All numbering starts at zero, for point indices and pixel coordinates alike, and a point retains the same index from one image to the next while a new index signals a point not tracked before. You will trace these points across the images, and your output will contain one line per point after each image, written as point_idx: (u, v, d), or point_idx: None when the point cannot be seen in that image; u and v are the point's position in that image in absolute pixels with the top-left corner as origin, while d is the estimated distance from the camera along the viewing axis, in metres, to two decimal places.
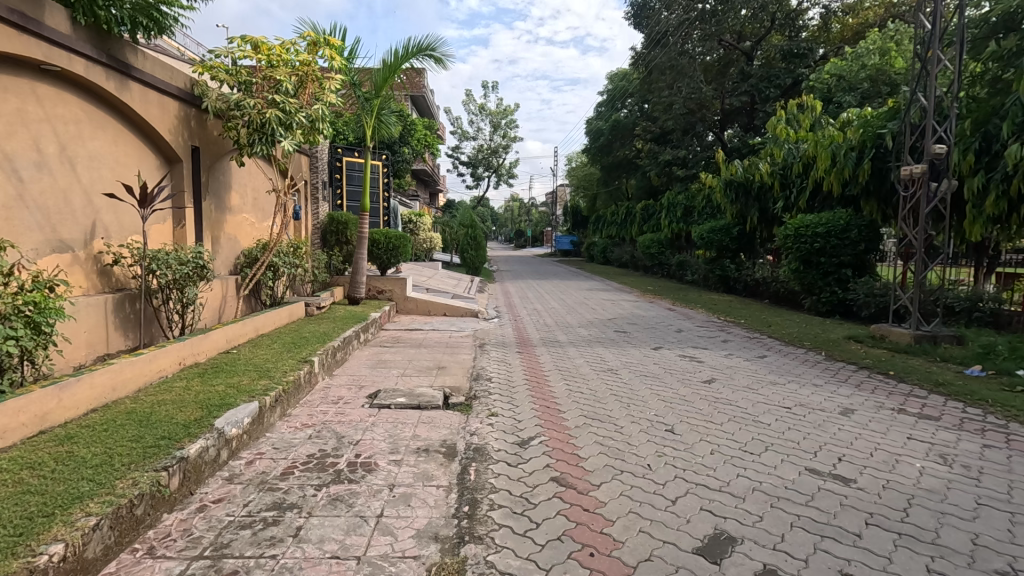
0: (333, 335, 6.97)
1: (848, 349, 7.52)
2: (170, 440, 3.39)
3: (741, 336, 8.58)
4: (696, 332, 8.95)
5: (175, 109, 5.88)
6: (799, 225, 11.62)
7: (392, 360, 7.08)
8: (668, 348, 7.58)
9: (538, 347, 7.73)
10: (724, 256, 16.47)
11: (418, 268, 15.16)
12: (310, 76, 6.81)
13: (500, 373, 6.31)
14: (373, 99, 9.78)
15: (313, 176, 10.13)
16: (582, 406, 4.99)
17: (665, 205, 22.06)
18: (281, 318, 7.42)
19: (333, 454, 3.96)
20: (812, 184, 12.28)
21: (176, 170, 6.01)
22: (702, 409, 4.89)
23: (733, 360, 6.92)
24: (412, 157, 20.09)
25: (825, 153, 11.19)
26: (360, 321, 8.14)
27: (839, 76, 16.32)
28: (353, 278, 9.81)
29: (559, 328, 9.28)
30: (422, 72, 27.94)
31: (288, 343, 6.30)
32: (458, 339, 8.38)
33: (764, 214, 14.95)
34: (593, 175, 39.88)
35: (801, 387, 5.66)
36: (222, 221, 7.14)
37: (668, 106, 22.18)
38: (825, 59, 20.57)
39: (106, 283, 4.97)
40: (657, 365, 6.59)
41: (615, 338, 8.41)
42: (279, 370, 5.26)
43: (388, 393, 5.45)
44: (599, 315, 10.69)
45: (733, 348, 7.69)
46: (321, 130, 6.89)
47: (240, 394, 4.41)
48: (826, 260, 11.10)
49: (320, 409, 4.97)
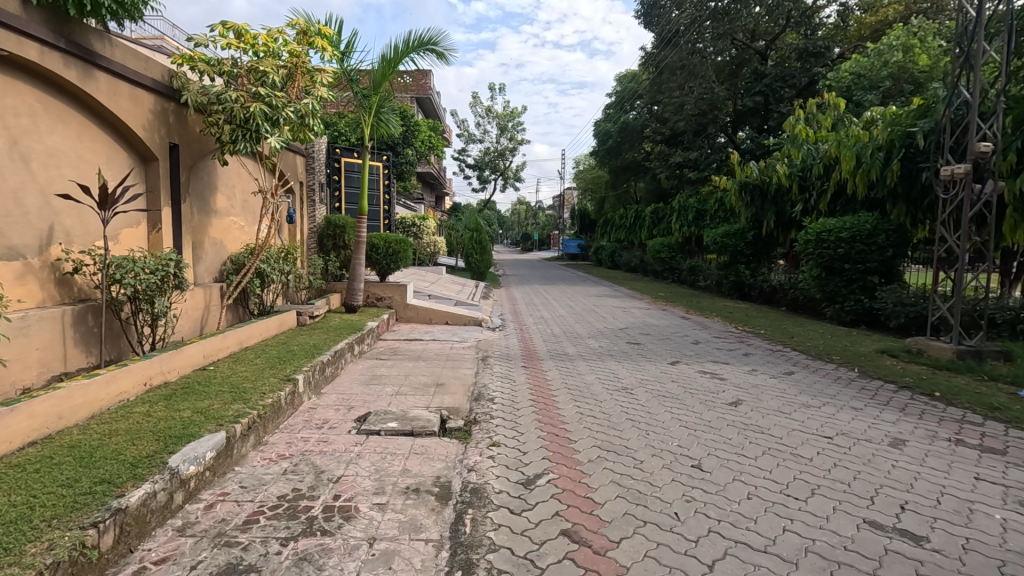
0: (323, 348, 6.44)
1: (883, 365, 6.91)
2: (108, 486, 2.84)
3: (764, 349, 7.98)
4: (715, 344, 8.36)
5: (150, 103, 5.38)
6: (821, 229, 11.02)
7: (387, 375, 6.54)
8: (685, 363, 7.01)
9: (545, 361, 7.17)
10: (739, 261, 15.86)
11: (421, 274, 14.66)
12: (299, 68, 6.33)
13: (503, 392, 5.76)
14: (371, 96, 9.29)
15: (309, 177, 9.65)
16: (595, 434, 4.43)
17: (675, 208, 21.47)
18: (270, 329, 6.92)
19: (308, 495, 3.41)
20: (835, 186, 11.70)
21: (152, 169, 5.52)
22: (731, 439, 4.31)
23: (759, 377, 6.34)
24: (416, 159, 19.62)
25: (850, 152, 10.69)
26: (356, 332, 7.61)
27: (859, 75, 15.70)
28: (350, 285, 9.30)
29: (568, 339, 8.73)
30: (428, 74, 27.52)
31: (273, 358, 5.78)
32: (460, 351, 7.84)
33: (780, 218, 14.31)
34: (602, 178, 39.31)
35: (839, 411, 5.07)
36: (205, 224, 6.66)
37: (679, 107, 21.63)
38: (842, 58, 19.94)
39: (65, 293, 4.47)
40: (674, 382, 6.03)
41: (628, 351, 7.84)
42: (257, 390, 4.72)
43: (380, 416, 4.93)
44: (609, 324, 10.13)
45: (756, 363, 7.10)
46: (312, 126, 6.41)
47: (208, 422, 3.87)
48: (850, 267, 10.49)
49: (301, 436, 4.43)
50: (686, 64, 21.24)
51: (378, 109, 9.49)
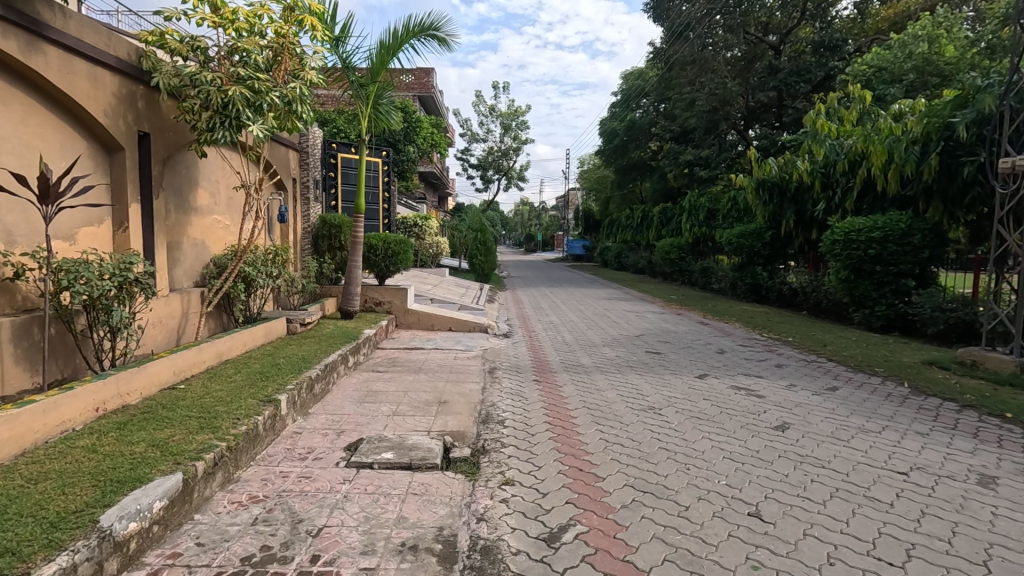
0: (312, 361, 5.78)
1: (935, 379, 6.21)
2: (10, 560, 2.18)
3: (796, 359, 7.30)
4: (742, 354, 7.68)
5: (113, 84, 4.73)
6: (849, 228, 10.32)
7: (384, 391, 5.88)
8: (715, 377, 6.33)
9: (559, 374, 6.50)
10: (755, 263, 15.15)
11: (423, 276, 14.02)
12: (286, 50, 5.67)
13: (514, 412, 5.10)
14: (369, 87, 8.65)
15: (302, 172, 9.02)
16: (626, 469, 3.76)
17: (686, 208, 20.79)
18: (255, 339, 6.24)
19: (280, 556, 2.74)
20: (862, 183, 11.02)
21: (117, 160, 4.88)
22: (787, 475, 3.64)
23: (801, 395, 5.65)
24: (418, 156, 18.95)
25: (882, 146, 10.01)
26: (350, 341, 6.94)
27: (880, 68, 15.00)
28: (346, 289, 8.65)
29: (581, 348, 8.06)
30: (431, 71, 26.89)
31: (254, 374, 5.10)
32: (465, 362, 7.17)
33: (800, 218, 13.60)
34: (607, 177, 38.68)
35: (903, 438, 4.39)
36: (183, 222, 6.02)
37: (689, 103, 20.95)
38: (858, 52, 19.27)
39: (5, 303, 3.83)
40: (707, 400, 5.36)
41: (649, 361, 7.15)
42: (229, 415, 4.04)
43: (374, 444, 4.25)
44: (624, 331, 9.45)
45: (792, 377, 6.41)
46: (300, 114, 5.75)
47: (163, 459, 3.21)
48: (882, 269, 9.79)
49: (280, 470, 3.76)
50: (697, 58, 20.67)
51: (377, 101, 8.86)
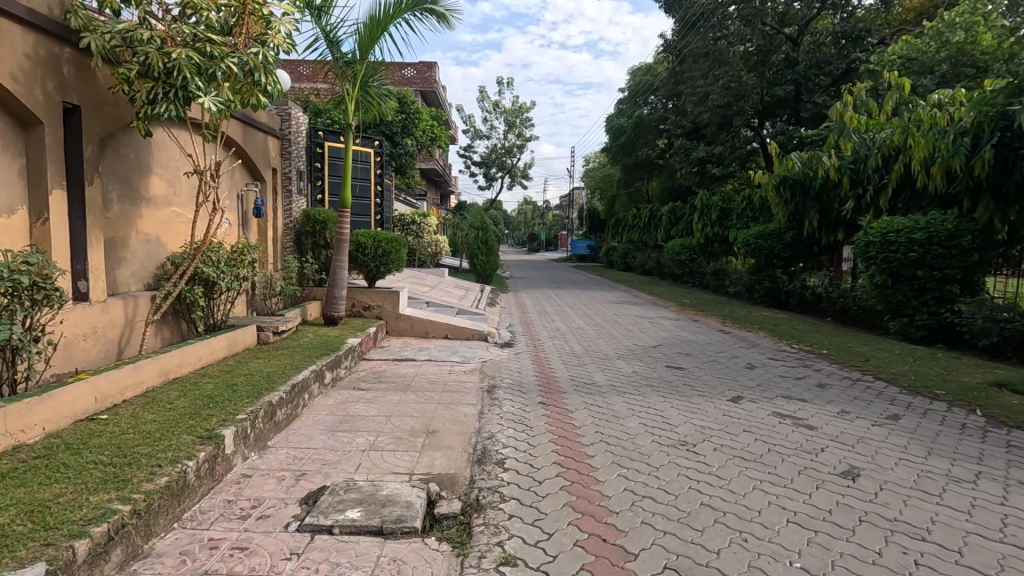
0: (278, 379, 4.88)
1: (1011, 405, 5.28)
2: None
3: (839, 378, 6.36)
4: (775, 370, 6.76)
5: (26, 42, 3.81)
6: (885, 228, 9.39)
7: (363, 415, 4.97)
8: (751, 400, 5.40)
9: (568, 395, 5.60)
10: (773, 266, 14.20)
11: (420, 277, 13.13)
12: (251, 9, 4.72)
13: (516, 448, 4.18)
14: (358, 64, 7.73)
15: (284, 162, 8.17)
16: (664, 542, 2.85)
17: (697, 207, 19.86)
18: (214, 353, 5.34)
19: None
20: (898, 179, 10.11)
21: (35, 137, 3.99)
22: (882, 556, 2.72)
23: (859, 426, 4.72)
24: (417, 150, 17.99)
25: (926, 139, 9.07)
26: (329, 353, 6.03)
27: (909, 58, 14.07)
28: (329, 292, 7.75)
29: (592, 361, 7.16)
30: (434, 65, 25.97)
31: (201, 399, 4.19)
32: (460, 378, 6.27)
33: (825, 217, 12.64)
34: (614, 176, 37.63)
35: (1009, 493, 3.46)
36: (129, 215, 5.13)
37: (702, 97, 20.00)
38: (882, 43, 18.26)
39: None
40: (749, 433, 4.46)
41: (671, 379, 6.24)
42: (150, 460, 3.12)
43: (338, 495, 3.34)
44: (639, 341, 8.52)
45: (840, 400, 5.49)
46: (264, 86, 4.80)
47: (27, 539, 2.30)
48: (924, 274, 8.85)
49: (208, 538, 2.86)
50: (710, 50, 19.69)
51: (366, 81, 8.01)
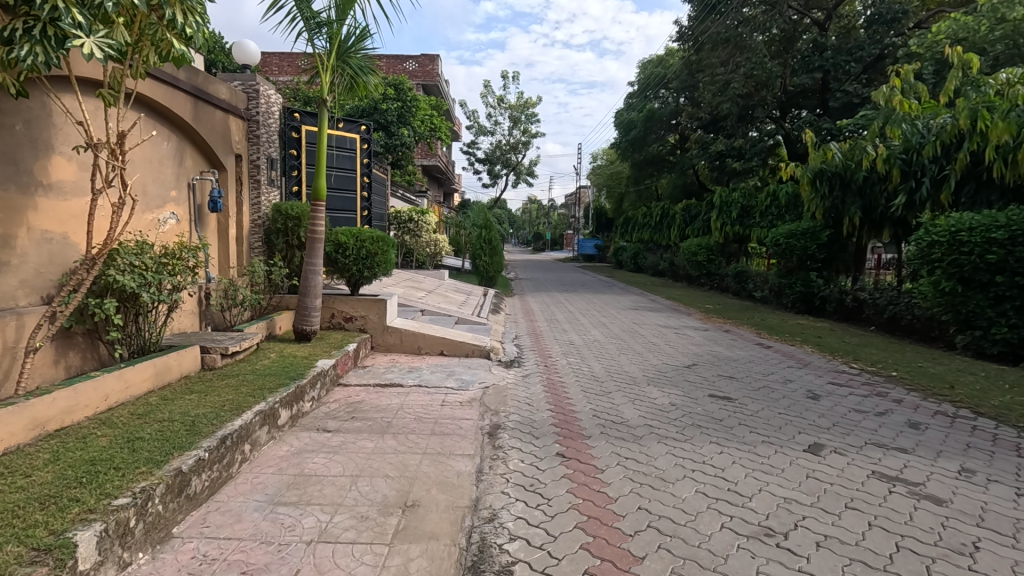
0: (204, 428, 3.59)
1: None
2: None
3: (932, 415, 5.04)
4: (846, 401, 5.45)
5: None
6: (953, 224, 8.03)
7: (321, 476, 3.69)
8: (836, 453, 4.10)
9: (595, 441, 4.30)
10: (807, 268, 12.87)
11: (416, 281, 11.84)
12: None
13: (529, 543, 2.88)
14: (334, 26, 6.42)
15: (250, 148, 6.90)
16: None
17: (716, 204, 18.53)
18: (130, 387, 4.05)
19: None
20: (963, 169, 8.78)
21: None
22: None
23: (1002, 498, 3.40)
24: (414, 142, 16.66)
25: (1006, 121, 7.70)
26: (288, 383, 4.73)
27: (958, 38, 12.56)
28: (300, 303, 6.48)
29: (618, 387, 5.87)
30: (436, 57, 24.75)
31: (77, 467, 2.91)
32: (454, 413, 5.00)
33: (869, 214, 11.26)
34: (622, 173, 36.20)
35: None
36: (12, 205, 3.86)
37: (721, 87, 18.61)
38: (920, 26, 16.76)
39: None
40: (857, 514, 3.16)
41: (721, 416, 4.92)
42: None
43: None
44: (669, 360, 7.21)
45: (951, 451, 4.17)
46: (180, 26, 3.53)
47: None
48: (1004, 279, 7.50)
49: None
50: (730, 37, 18.15)
51: (344, 48, 6.71)
